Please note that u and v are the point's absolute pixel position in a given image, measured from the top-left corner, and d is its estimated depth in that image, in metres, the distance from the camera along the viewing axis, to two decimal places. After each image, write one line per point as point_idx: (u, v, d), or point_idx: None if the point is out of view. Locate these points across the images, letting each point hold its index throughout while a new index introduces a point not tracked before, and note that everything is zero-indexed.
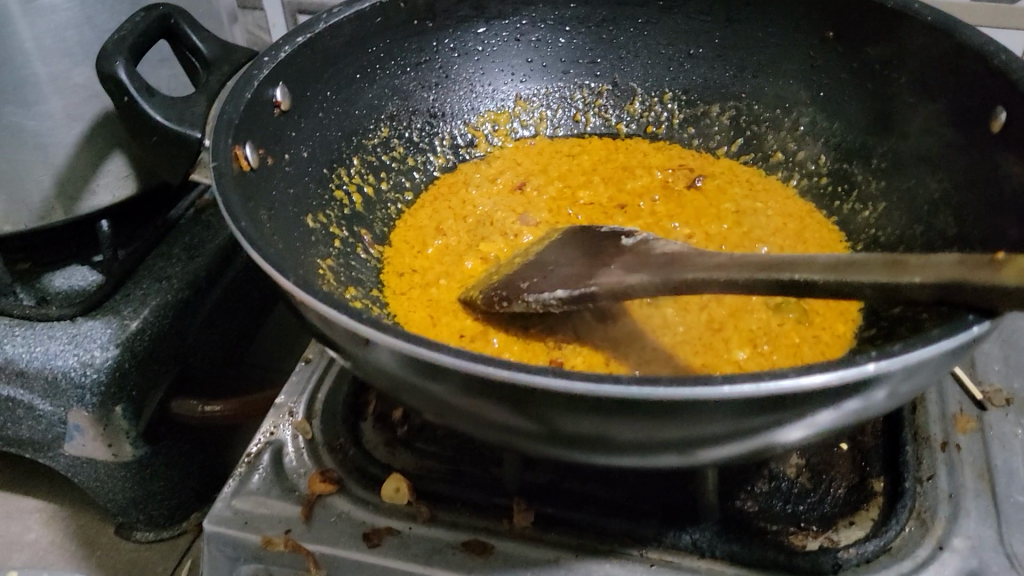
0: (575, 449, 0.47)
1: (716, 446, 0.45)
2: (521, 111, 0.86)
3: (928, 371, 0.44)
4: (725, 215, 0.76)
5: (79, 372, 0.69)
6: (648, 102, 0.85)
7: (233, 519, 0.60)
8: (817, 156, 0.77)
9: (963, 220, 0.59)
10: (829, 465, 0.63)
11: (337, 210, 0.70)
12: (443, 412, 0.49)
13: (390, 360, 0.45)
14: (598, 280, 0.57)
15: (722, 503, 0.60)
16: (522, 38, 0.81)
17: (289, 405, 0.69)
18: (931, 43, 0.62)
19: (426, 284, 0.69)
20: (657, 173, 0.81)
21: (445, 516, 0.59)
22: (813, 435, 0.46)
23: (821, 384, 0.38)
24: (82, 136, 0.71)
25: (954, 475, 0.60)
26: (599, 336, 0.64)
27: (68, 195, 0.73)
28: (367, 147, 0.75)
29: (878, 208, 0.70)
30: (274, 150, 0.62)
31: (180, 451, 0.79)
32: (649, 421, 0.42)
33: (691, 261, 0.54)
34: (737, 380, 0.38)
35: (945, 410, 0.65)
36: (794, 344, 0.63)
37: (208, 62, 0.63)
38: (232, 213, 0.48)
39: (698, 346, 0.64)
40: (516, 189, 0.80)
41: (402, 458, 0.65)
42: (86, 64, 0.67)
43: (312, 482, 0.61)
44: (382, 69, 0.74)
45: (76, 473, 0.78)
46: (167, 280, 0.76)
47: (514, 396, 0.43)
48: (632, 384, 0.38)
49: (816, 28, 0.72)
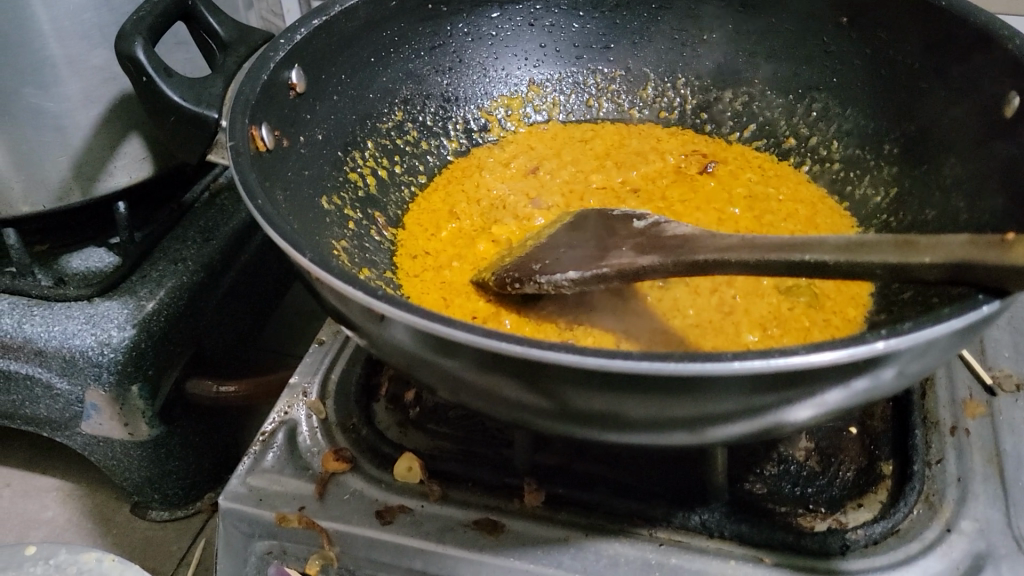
0: (586, 426, 0.47)
1: (726, 423, 0.45)
2: (535, 96, 0.86)
3: (938, 351, 0.44)
4: (737, 200, 0.76)
5: (97, 351, 0.70)
6: (661, 88, 0.85)
7: (248, 496, 0.61)
8: (829, 142, 0.77)
9: (975, 205, 0.59)
10: (838, 448, 0.63)
11: (351, 192, 0.71)
12: (456, 388, 0.49)
13: (405, 335, 0.46)
14: (610, 262, 0.58)
15: (731, 485, 0.61)
16: (536, 23, 0.81)
17: (303, 386, 0.69)
18: (946, 28, 0.62)
19: (439, 267, 0.70)
20: (669, 158, 0.82)
21: (456, 495, 0.60)
22: (822, 414, 0.46)
23: (830, 361, 0.39)
24: (100, 118, 0.71)
25: (963, 459, 0.61)
26: (610, 318, 0.64)
27: (85, 177, 0.74)
28: (381, 130, 0.76)
29: (890, 193, 0.71)
30: (290, 132, 0.62)
31: (195, 431, 0.80)
32: (660, 398, 0.43)
33: (703, 243, 0.55)
34: (747, 357, 0.39)
35: (955, 395, 0.66)
36: (805, 328, 0.63)
37: (224, 44, 0.64)
38: (249, 191, 0.49)
39: (709, 329, 0.64)
40: (529, 173, 0.81)
41: (414, 438, 0.66)
42: (104, 46, 0.68)
43: (326, 460, 0.62)
44: (397, 53, 0.75)
45: (93, 451, 0.79)
46: (183, 262, 0.76)
47: (526, 372, 0.43)
48: (643, 360, 0.39)
49: (830, 14, 0.72)
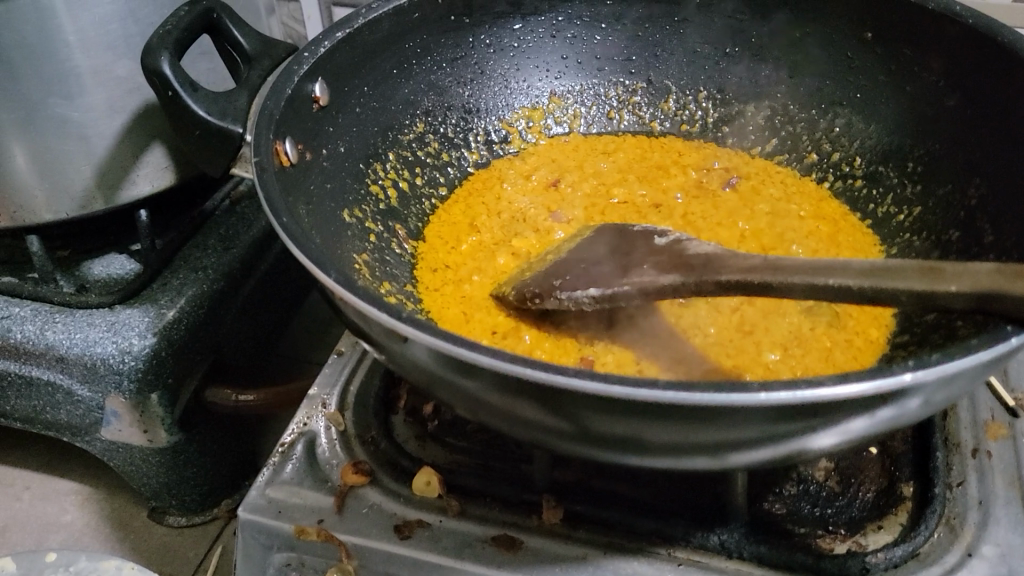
0: (607, 449, 0.47)
1: (748, 450, 0.45)
2: (556, 108, 0.86)
3: (964, 381, 0.44)
4: (759, 216, 0.76)
5: (118, 359, 0.70)
6: (683, 101, 0.85)
7: (268, 508, 0.61)
8: (852, 158, 0.77)
9: (1000, 227, 0.59)
10: (858, 469, 0.63)
11: (372, 204, 0.71)
12: (476, 408, 0.49)
13: (427, 357, 0.46)
14: (632, 280, 0.57)
15: (750, 505, 0.61)
16: (558, 35, 0.81)
17: (322, 397, 0.69)
18: (972, 46, 0.62)
19: (459, 280, 0.70)
20: (691, 172, 0.81)
21: (474, 511, 0.60)
22: (845, 441, 0.46)
23: (856, 393, 0.39)
24: (123, 127, 0.72)
25: (984, 482, 0.60)
26: (631, 335, 0.64)
27: (108, 185, 0.74)
28: (402, 142, 0.76)
29: (913, 212, 0.70)
30: (313, 145, 0.62)
31: (213, 438, 0.81)
32: (683, 425, 0.42)
33: (725, 262, 0.54)
34: (773, 387, 0.39)
35: (976, 416, 0.65)
36: (826, 348, 0.63)
37: (249, 57, 0.64)
38: (274, 209, 0.49)
39: (730, 349, 0.64)
40: (550, 186, 0.81)
41: (433, 452, 0.66)
42: (129, 57, 0.69)
43: (344, 473, 0.62)
44: (419, 64, 0.75)
45: (112, 457, 0.80)
46: (203, 270, 0.77)
47: (549, 397, 0.43)
48: (668, 389, 0.39)
49: (854, 29, 0.71)
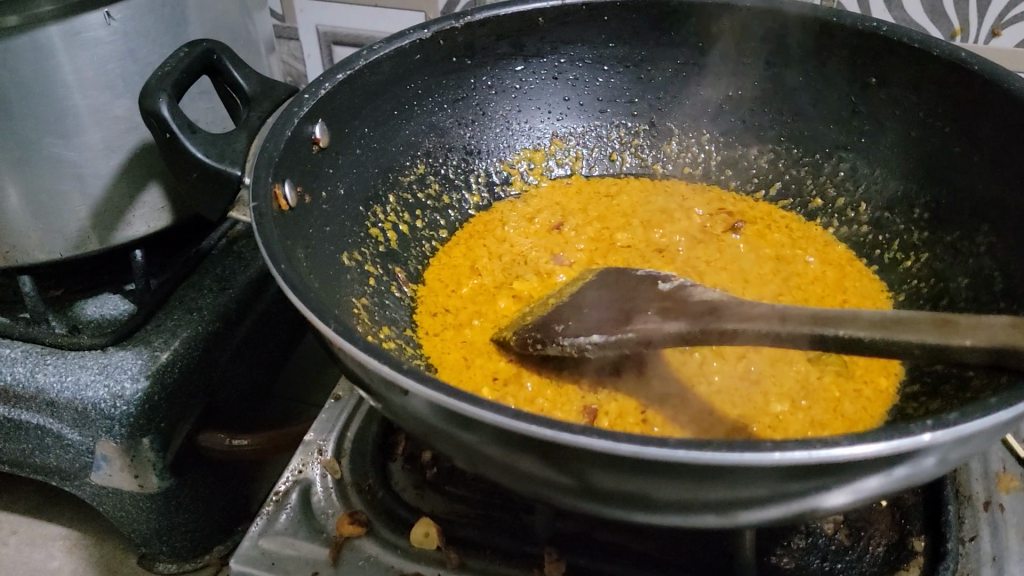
0: (613, 506, 0.46)
1: (759, 508, 0.44)
2: (557, 149, 0.86)
3: (982, 439, 0.43)
4: (765, 260, 0.75)
5: (109, 404, 0.69)
6: (686, 143, 0.84)
7: (261, 560, 0.59)
8: (857, 203, 0.76)
9: (1010, 276, 0.58)
10: (868, 521, 0.61)
11: (372, 247, 0.70)
12: (477, 461, 0.48)
13: (428, 410, 0.44)
14: (636, 326, 0.55)
15: (758, 558, 0.59)
16: (560, 76, 0.81)
17: (318, 443, 0.68)
18: (979, 93, 0.61)
19: (459, 325, 0.69)
20: (696, 216, 0.81)
21: (474, 564, 0.58)
22: (859, 500, 0.45)
23: (873, 453, 0.37)
24: (119, 167, 0.71)
25: (998, 536, 0.59)
26: (635, 383, 0.63)
27: (104, 226, 0.73)
28: (403, 184, 0.75)
29: (921, 258, 0.69)
30: (312, 187, 0.62)
31: (205, 483, 0.79)
32: (693, 483, 0.41)
33: (731, 310, 0.52)
34: (788, 447, 0.37)
35: (988, 467, 0.64)
36: (835, 398, 0.62)
37: (249, 99, 0.64)
38: (272, 254, 0.48)
39: (736, 398, 0.62)
40: (553, 229, 0.80)
41: (431, 501, 0.64)
42: (127, 96, 0.68)
43: (340, 523, 0.61)
44: (420, 106, 0.74)
45: (101, 502, 0.78)
46: (198, 311, 0.76)
47: (554, 453, 0.42)
48: (679, 448, 0.38)
49: (858, 74, 0.71)
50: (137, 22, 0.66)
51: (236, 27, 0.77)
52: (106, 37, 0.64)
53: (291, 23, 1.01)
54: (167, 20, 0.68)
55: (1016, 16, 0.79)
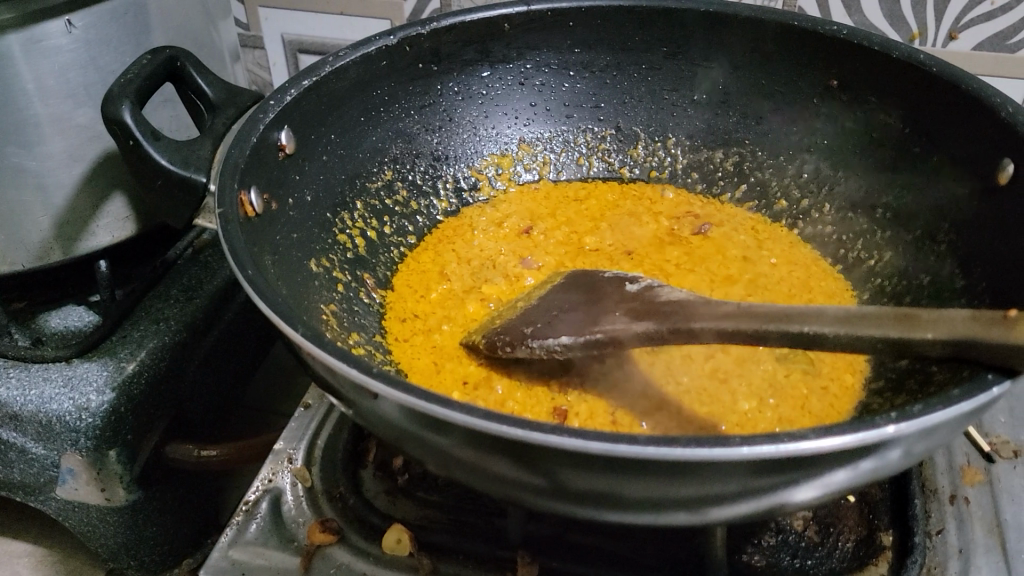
0: (584, 506, 0.46)
1: (729, 504, 0.44)
2: (525, 155, 0.86)
3: (945, 432, 0.43)
4: (731, 261, 0.76)
5: (74, 416, 0.68)
6: (652, 147, 0.85)
7: (231, 570, 0.58)
8: (821, 204, 0.77)
9: (970, 273, 0.59)
10: (836, 517, 0.62)
11: (340, 254, 0.69)
12: (448, 464, 0.48)
13: (397, 413, 0.44)
14: (604, 327, 0.56)
15: (729, 557, 0.60)
16: (526, 82, 0.81)
17: (288, 452, 0.67)
18: (937, 94, 0.62)
19: (429, 330, 0.69)
20: (663, 219, 0.81)
21: (447, 569, 0.58)
22: (826, 494, 0.45)
23: (839, 446, 0.38)
24: (82, 177, 0.70)
25: (963, 529, 0.60)
26: (605, 385, 0.63)
27: (67, 236, 0.72)
28: (370, 190, 0.75)
29: (884, 257, 0.70)
30: (279, 194, 0.61)
31: (173, 495, 0.78)
32: (662, 481, 0.41)
33: (697, 309, 0.53)
34: (756, 442, 0.38)
35: (952, 461, 0.65)
36: (803, 396, 0.62)
37: (213, 106, 0.63)
38: (238, 261, 0.47)
39: (704, 397, 0.62)
40: (523, 233, 0.80)
41: (403, 507, 0.64)
42: (89, 104, 0.67)
43: (311, 532, 0.60)
44: (387, 112, 0.74)
45: (67, 517, 0.76)
46: (164, 322, 0.75)
47: (524, 453, 0.42)
48: (649, 444, 0.38)
49: (820, 77, 0.72)
50: (99, 30, 0.65)
51: (200, 35, 0.77)
52: (67, 45, 0.64)
53: (256, 31, 1.01)
54: (129, 28, 0.68)
55: (971, 20, 0.81)
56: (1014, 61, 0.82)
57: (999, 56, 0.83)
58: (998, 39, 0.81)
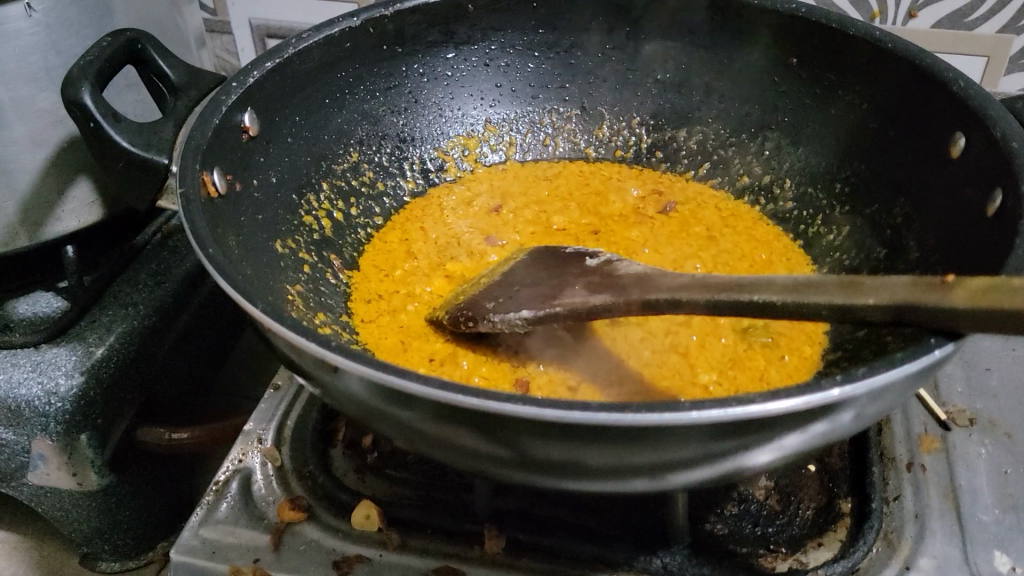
0: (546, 475, 0.47)
1: (687, 470, 0.45)
2: (491, 135, 0.87)
3: (894, 393, 0.45)
4: (696, 239, 0.77)
5: (43, 401, 0.68)
6: (617, 127, 0.86)
7: (201, 549, 0.59)
8: (782, 180, 0.79)
9: (924, 244, 0.61)
10: (797, 486, 0.64)
11: (306, 235, 0.70)
12: (415, 439, 0.48)
13: (360, 388, 0.45)
14: (563, 300, 0.57)
15: (692, 526, 0.61)
16: (491, 63, 0.82)
17: (258, 433, 0.68)
18: (894, 70, 0.63)
19: (395, 310, 0.69)
20: (629, 198, 0.82)
21: (415, 543, 0.59)
22: (781, 458, 0.47)
23: (786, 409, 0.39)
24: (46, 161, 0.69)
25: (920, 495, 0.61)
26: (568, 360, 0.64)
27: (33, 221, 0.71)
28: (337, 172, 0.76)
29: (842, 231, 0.72)
30: (242, 176, 0.62)
31: (145, 478, 0.78)
32: (619, 447, 0.42)
33: (653, 282, 0.54)
34: (705, 406, 0.38)
35: (910, 430, 0.66)
36: (761, 367, 0.64)
37: (176, 88, 0.63)
38: (199, 239, 0.47)
39: (665, 370, 0.64)
40: (492, 212, 0.81)
41: (372, 485, 0.64)
42: (52, 89, 0.67)
43: (281, 510, 0.61)
44: (352, 94, 0.75)
45: (40, 503, 0.77)
46: (133, 306, 0.75)
47: (484, 424, 0.43)
48: (601, 411, 0.39)
49: (781, 55, 0.73)
50: (59, 14, 0.65)
51: (163, 20, 0.77)
52: (28, 29, 0.63)
53: (223, 16, 1.01)
54: (91, 11, 0.68)
55: None
56: (972, 39, 0.84)
57: (957, 34, 0.84)
58: (957, 17, 0.83)
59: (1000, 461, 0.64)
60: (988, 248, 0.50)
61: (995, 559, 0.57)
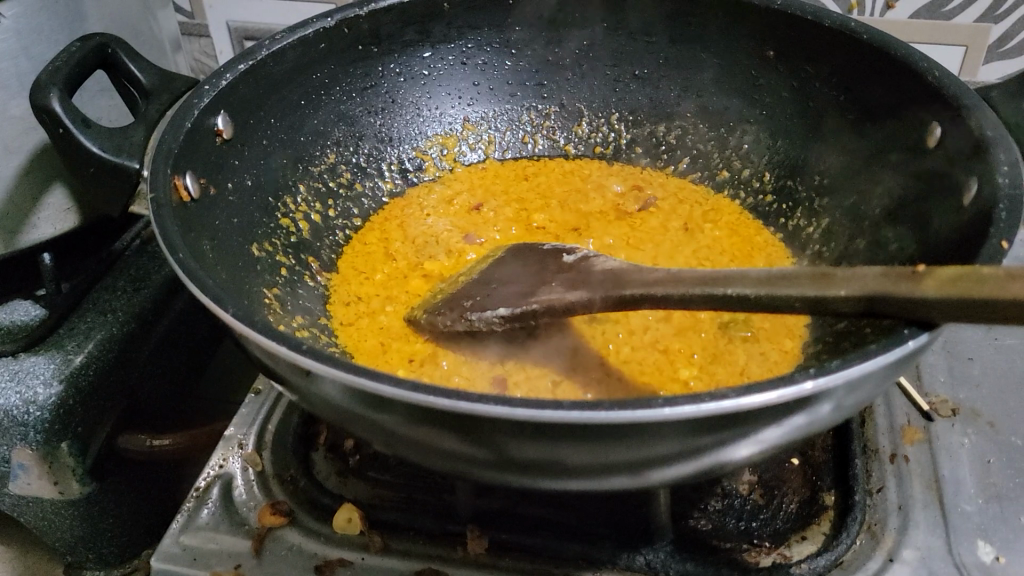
0: (523, 475, 0.46)
1: (667, 466, 0.45)
2: (469, 134, 0.86)
3: (872, 384, 0.44)
4: (675, 234, 0.77)
5: (22, 410, 0.67)
6: (596, 124, 0.86)
7: (182, 555, 0.58)
8: (761, 173, 0.78)
9: (902, 236, 0.60)
10: (781, 480, 0.63)
11: (283, 238, 0.70)
12: (392, 442, 0.48)
13: (335, 391, 0.45)
14: (539, 297, 0.57)
15: (676, 523, 0.61)
16: (468, 62, 0.81)
17: (239, 437, 0.68)
18: (869, 61, 0.63)
19: (373, 312, 0.69)
20: (610, 195, 0.82)
21: (397, 545, 0.58)
22: (761, 452, 0.46)
23: (761, 403, 0.38)
24: (20, 169, 0.68)
25: (903, 486, 0.61)
26: (548, 357, 0.64)
27: (8, 230, 0.70)
28: (314, 173, 0.75)
29: (822, 224, 0.72)
30: (217, 179, 0.61)
31: (129, 486, 0.78)
32: (595, 445, 0.42)
33: (628, 277, 0.54)
34: (677, 402, 0.38)
35: (893, 422, 0.66)
36: (741, 362, 0.64)
37: (147, 92, 0.63)
38: (169, 244, 0.47)
39: (645, 365, 0.64)
40: (473, 210, 0.81)
41: (354, 488, 0.64)
42: (23, 95, 0.66)
43: (262, 515, 0.60)
44: (327, 95, 0.74)
45: (22, 512, 0.77)
46: (111, 313, 0.75)
47: (458, 424, 0.42)
48: (573, 409, 0.38)
49: (757, 48, 0.73)
50: (29, 19, 0.64)
51: (136, 23, 0.76)
52: None
53: (200, 19, 1.00)
54: (62, 16, 0.67)
55: None
56: (951, 28, 0.84)
57: (935, 24, 0.84)
58: (934, 7, 0.83)
59: (983, 451, 0.64)
60: (963, 238, 0.50)
61: (979, 548, 0.57)
